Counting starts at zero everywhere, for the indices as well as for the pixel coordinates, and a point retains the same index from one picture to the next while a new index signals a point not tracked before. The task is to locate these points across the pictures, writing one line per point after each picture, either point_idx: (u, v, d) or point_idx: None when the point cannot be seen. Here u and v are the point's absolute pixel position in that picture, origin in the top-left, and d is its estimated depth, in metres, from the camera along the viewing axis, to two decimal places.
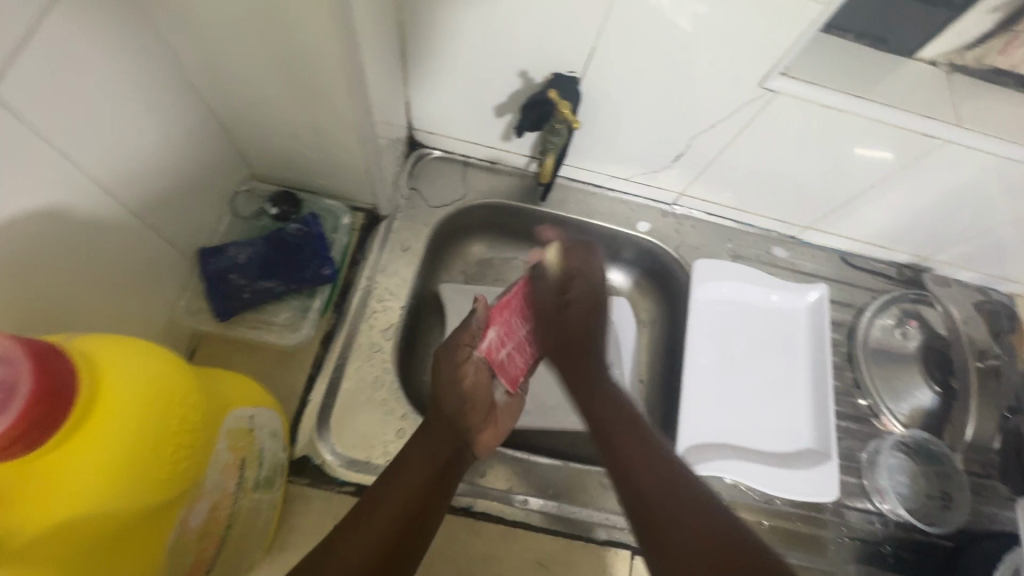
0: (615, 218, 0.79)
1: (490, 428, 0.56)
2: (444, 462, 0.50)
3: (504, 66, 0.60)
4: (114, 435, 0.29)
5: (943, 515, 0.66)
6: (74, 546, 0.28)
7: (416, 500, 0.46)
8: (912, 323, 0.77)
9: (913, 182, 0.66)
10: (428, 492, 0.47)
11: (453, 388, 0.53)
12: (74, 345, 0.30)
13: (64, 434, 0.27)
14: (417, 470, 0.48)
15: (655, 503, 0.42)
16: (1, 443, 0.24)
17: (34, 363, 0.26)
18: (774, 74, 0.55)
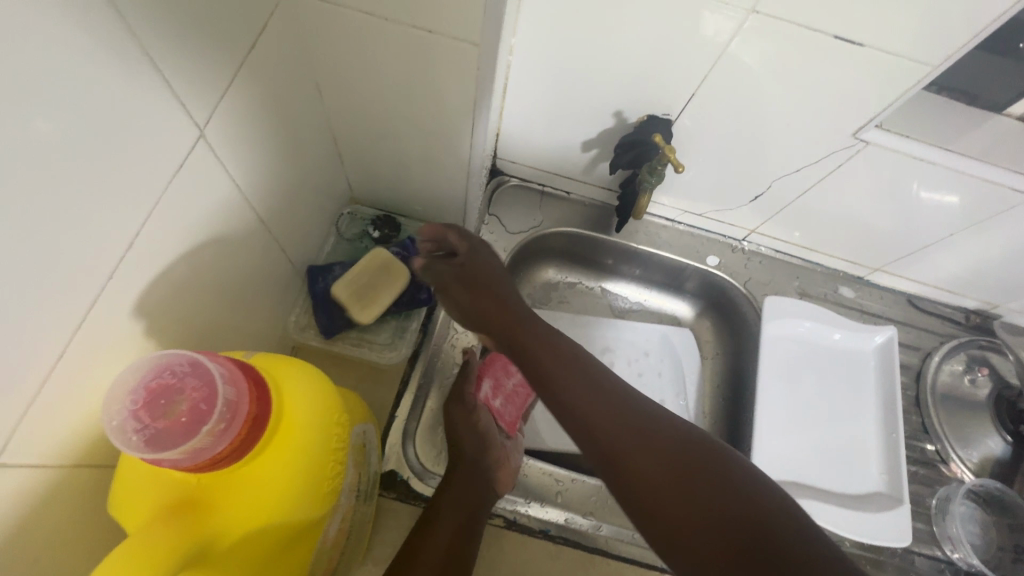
0: (685, 251, 0.81)
1: (507, 469, 0.59)
2: (473, 506, 0.53)
3: (599, 106, 0.63)
4: (296, 450, 0.32)
5: (1016, 567, 0.66)
6: (260, 552, 0.31)
7: (451, 547, 0.48)
8: (982, 369, 0.77)
9: (996, 232, 0.67)
10: (462, 536, 0.50)
11: (463, 434, 0.58)
12: (257, 366, 0.34)
13: (260, 448, 0.30)
14: (450, 510, 0.51)
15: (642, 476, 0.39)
16: (222, 456, 0.28)
17: (250, 385, 0.29)
18: (869, 126, 0.57)
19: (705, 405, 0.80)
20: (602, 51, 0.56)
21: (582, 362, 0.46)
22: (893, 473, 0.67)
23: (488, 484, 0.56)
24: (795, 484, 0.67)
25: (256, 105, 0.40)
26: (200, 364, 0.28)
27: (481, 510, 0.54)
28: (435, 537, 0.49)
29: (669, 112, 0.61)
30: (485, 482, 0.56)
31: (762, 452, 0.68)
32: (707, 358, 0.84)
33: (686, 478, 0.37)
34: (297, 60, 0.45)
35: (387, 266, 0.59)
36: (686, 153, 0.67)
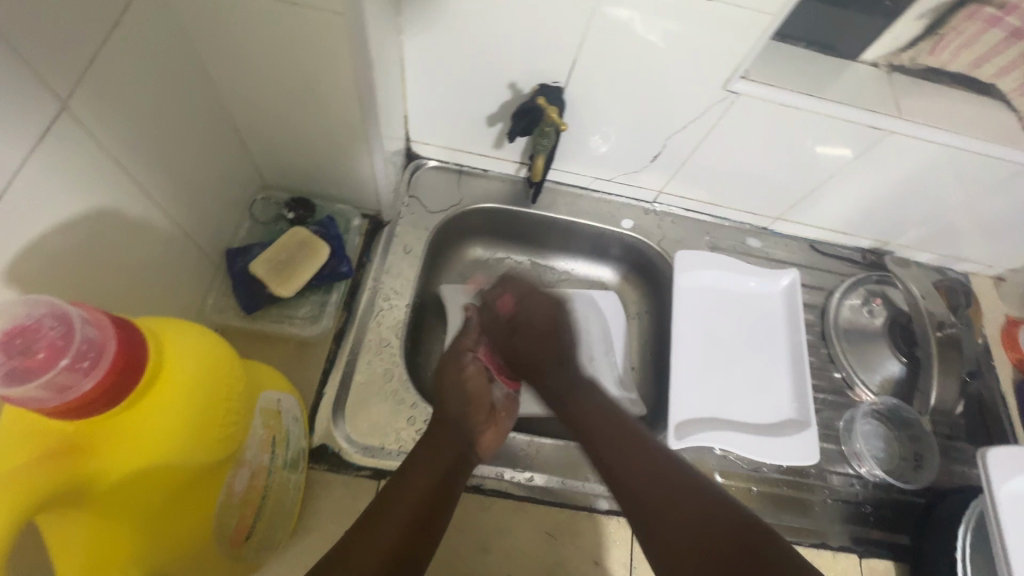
0: (601, 216, 0.85)
1: (493, 429, 0.61)
2: (450, 463, 0.54)
3: (495, 78, 0.66)
4: (179, 397, 0.34)
5: (914, 474, 0.72)
6: (145, 495, 0.32)
7: (425, 502, 0.49)
8: (877, 301, 0.83)
9: (869, 171, 0.73)
10: (440, 492, 0.51)
11: (450, 391, 0.61)
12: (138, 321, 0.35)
13: (139, 394, 0.32)
14: (418, 479, 0.51)
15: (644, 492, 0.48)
16: (91, 398, 0.29)
17: (117, 330, 0.31)
18: (736, 78, 0.62)
19: (634, 362, 0.84)
20: (485, 24, 0.59)
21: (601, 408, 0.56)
22: (802, 401, 0.73)
23: (469, 444, 0.57)
24: (714, 421, 0.72)
25: (131, 84, 0.42)
26: (60, 310, 0.29)
27: (460, 469, 0.54)
28: (396, 509, 0.48)
29: (559, 80, 0.65)
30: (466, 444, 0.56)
31: (681, 396, 0.73)
32: (634, 318, 0.88)
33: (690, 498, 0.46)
34: (176, 43, 0.46)
35: (308, 243, 0.60)
36: (586, 120, 0.71)
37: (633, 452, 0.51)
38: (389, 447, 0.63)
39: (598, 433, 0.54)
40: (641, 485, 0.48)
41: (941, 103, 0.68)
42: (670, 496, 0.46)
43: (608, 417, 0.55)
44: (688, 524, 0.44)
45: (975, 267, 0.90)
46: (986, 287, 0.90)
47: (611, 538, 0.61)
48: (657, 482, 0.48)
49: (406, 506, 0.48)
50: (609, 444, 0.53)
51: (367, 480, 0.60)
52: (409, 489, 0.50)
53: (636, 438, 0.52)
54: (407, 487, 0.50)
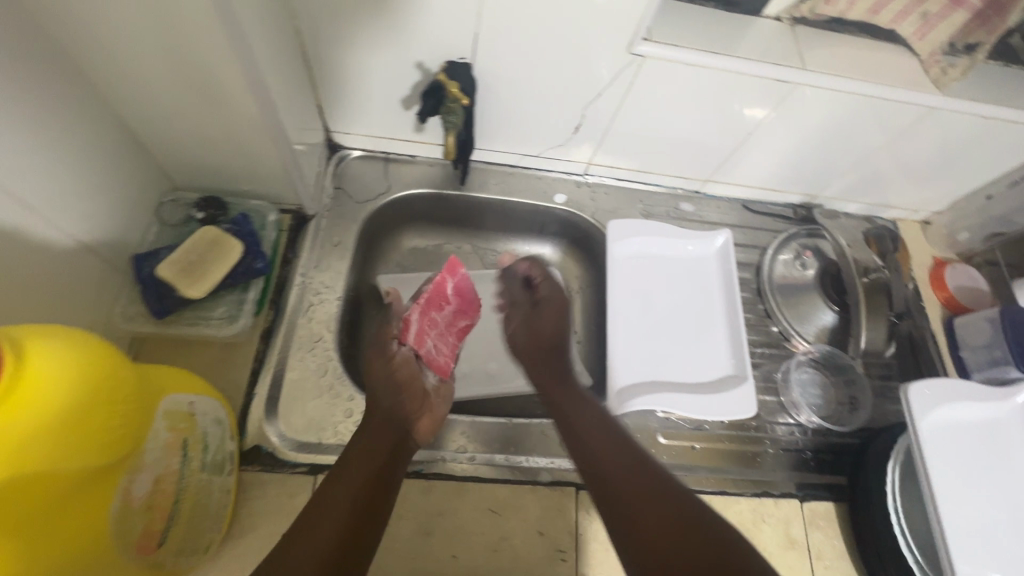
0: (533, 193, 0.85)
1: (427, 415, 0.61)
2: (387, 452, 0.53)
3: (400, 58, 0.65)
4: (47, 406, 0.32)
5: (850, 416, 0.74)
6: (18, 509, 0.32)
7: (366, 493, 0.49)
8: (808, 253, 0.86)
9: (784, 126, 0.74)
10: (376, 489, 0.49)
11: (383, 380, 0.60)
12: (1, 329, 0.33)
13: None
14: (361, 464, 0.50)
15: (607, 467, 0.52)
16: None
17: None
18: (638, 40, 0.61)
19: (580, 335, 0.85)
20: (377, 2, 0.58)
21: (597, 412, 0.59)
22: (739, 356, 0.74)
23: (405, 440, 0.56)
24: (654, 385, 0.73)
25: None
26: None
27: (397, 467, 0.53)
28: (341, 489, 0.48)
29: (465, 56, 0.64)
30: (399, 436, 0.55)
31: (619, 363, 0.73)
32: (577, 292, 0.89)
33: (644, 476, 0.50)
34: (37, 40, 0.44)
35: (219, 242, 0.59)
36: (500, 96, 0.70)
37: (615, 451, 0.53)
38: (326, 442, 0.62)
39: (586, 430, 0.57)
40: (607, 459, 0.53)
41: (845, 52, 0.69)
42: (640, 490, 0.49)
43: (595, 416, 0.58)
44: (652, 519, 0.46)
45: (902, 214, 0.92)
46: (913, 232, 0.93)
47: (555, 509, 0.62)
48: (626, 470, 0.51)
49: (347, 488, 0.48)
50: (593, 438, 0.55)
51: (303, 477, 0.59)
52: (343, 487, 0.48)
53: (600, 419, 0.58)
54: (346, 475, 0.49)
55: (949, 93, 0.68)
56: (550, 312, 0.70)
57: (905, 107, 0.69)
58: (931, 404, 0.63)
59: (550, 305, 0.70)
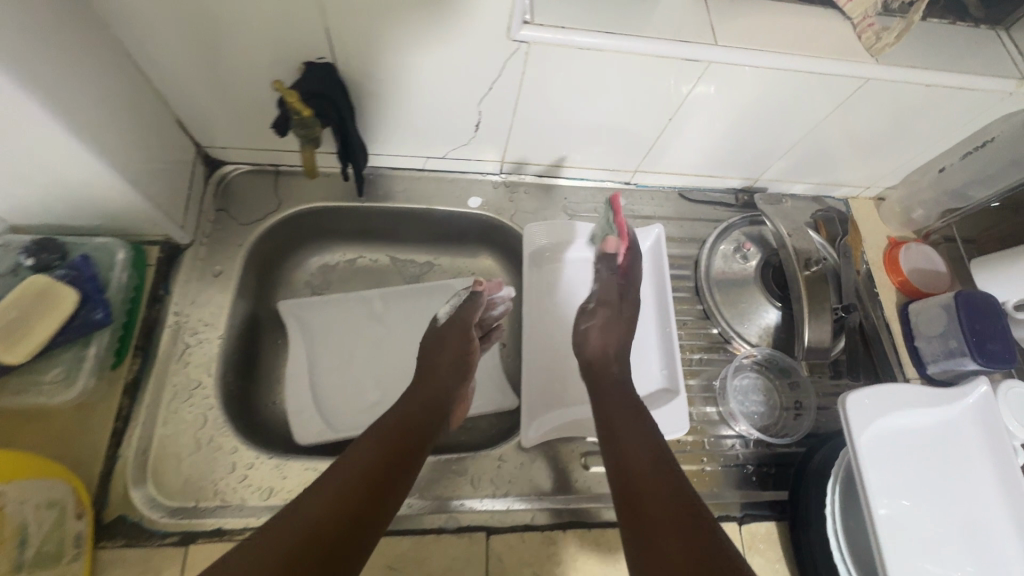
0: (445, 198, 0.77)
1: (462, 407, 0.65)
2: (414, 427, 0.55)
3: (252, 62, 0.56)
4: None
5: (795, 423, 0.69)
6: None
7: (385, 462, 0.50)
8: (749, 245, 0.79)
9: (705, 107, 0.66)
10: (394, 455, 0.51)
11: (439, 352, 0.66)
12: None
13: None
14: (388, 433, 0.53)
15: (640, 486, 0.48)
16: None
17: None
18: (517, 24, 0.53)
19: (507, 349, 0.79)
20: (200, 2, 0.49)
21: (643, 420, 0.55)
22: (671, 366, 0.68)
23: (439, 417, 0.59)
24: (568, 416, 0.68)
25: None
26: None
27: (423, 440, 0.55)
28: (358, 460, 0.49)
29: (324, 56, 0.56)
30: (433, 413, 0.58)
31: (535, 390, 0.69)
32: None
33: (670, 503, 0.45)
34: None
35: (47, 293, 0.52)
36: (381, 96, 0.62)
37: (647, 458, 0.50)
38: (205, 504, 0.56)
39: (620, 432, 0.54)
40: (646, 477, 0.48)
41: (766, 21, 0.60)
42: (662, 498, 0.46)
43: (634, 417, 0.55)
44: (664, 520, 0.44)
45: (853, 192, 0.85)
46: (866, 210, 0.86)
47: (464, 557, 0.56)
48: (659, 495, 0.46)
49: (369, 453, 0.50)
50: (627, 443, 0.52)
51: (172, 548, 0.53)
52: (359, 454, 0.50)
53: (647, 434, 0.53)
54: (359, 446, 0.51)
55: (884, 61, 0.60)
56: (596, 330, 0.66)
57: (836, 79, 0.61)
58: (874, 415, 0.56)
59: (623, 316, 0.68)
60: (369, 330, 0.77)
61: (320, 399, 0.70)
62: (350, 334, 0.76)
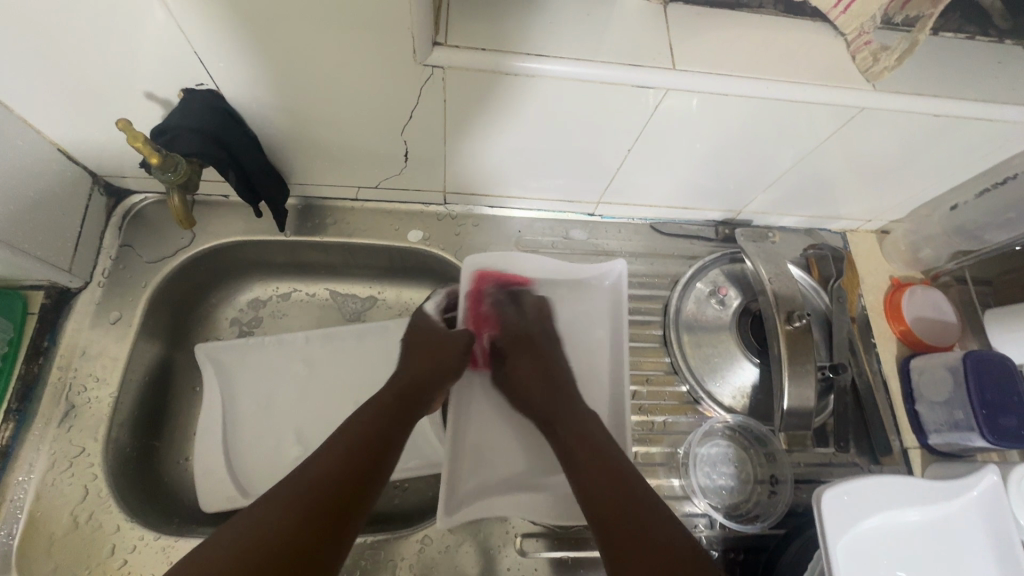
0: (382, 231, 0.68)
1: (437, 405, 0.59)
2: (392, 422, 0.51)
3: (123, 91, 0.48)
4: None
5: (770, 502, 0.59)
6: None
7: (355, 462, 0.46)
8: (726, 288, 0.69)
9: (670, 135, 0.56)
10: (365, 455, 0.47)
11: (431, 342, 0.59)
12: None
13: None
14: (362, 429, 0.49)
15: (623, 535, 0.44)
16: None
17: None
18: (425, 47, 0.44)
19: None
20: (34, 26, 0.40)
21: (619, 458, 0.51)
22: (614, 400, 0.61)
23: (417, 412, 0.54)
24: (501, 495, 0.56)
25: None
26: None
27: (396, 431, 0.51)
28: (327, 458, 0.46)
29: (205, 82, 0.48)
30: (413, 399, 0.54)
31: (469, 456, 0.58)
32: None
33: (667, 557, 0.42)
34: None
35: None
36: (288, 126, 0.53)
37: (625, 501, 0.46)
38: None
39: (576, 454, 0.51)
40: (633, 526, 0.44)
41: (738, 39, 0.50)
42: (655, 550, 0.43)
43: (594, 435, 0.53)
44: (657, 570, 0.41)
45: (852, 225, 0.75)
46: (867, 245, 0.75)
47: None
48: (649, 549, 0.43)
49: (339, 450, 0.47)
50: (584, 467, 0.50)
51: None
52: (328, 451, 0.47)
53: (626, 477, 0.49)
54: (336, 441, 0.48)
55: (882, 87, 0.50)
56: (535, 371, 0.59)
57: (822, 108, 0.51)
58: (853, 515, 0.47)
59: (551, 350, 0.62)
60: (297, 378, 0.69)
61: (234, 459, 0.63)
62: (275, 382, 0.68)
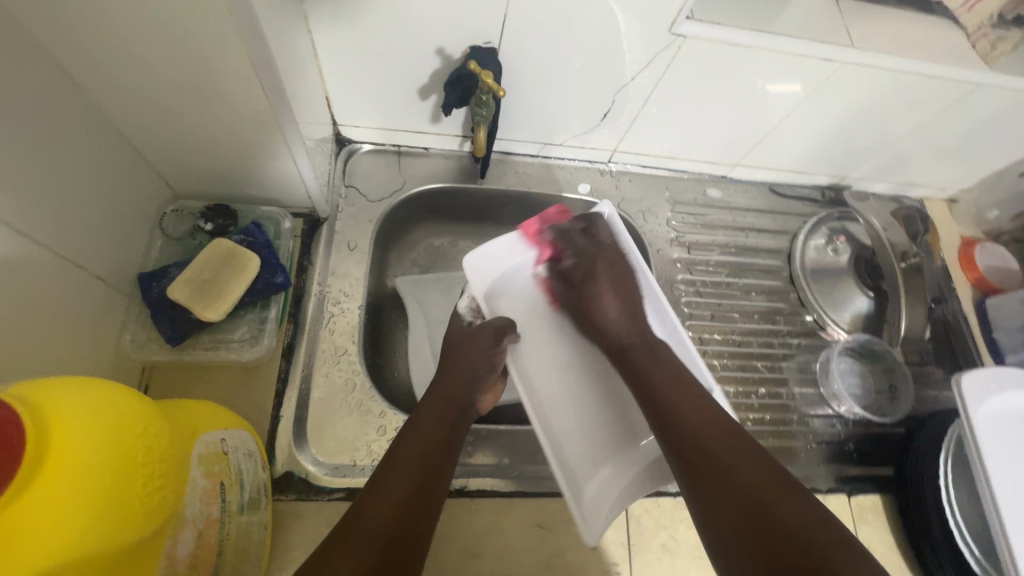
0: (558, 184, 0.80)
1: (492, 393, 0.62)
2: (452, 423, 0.54)
3: (419, 45, 0.59)
4: (86, 476, 0.29)
5: (891, 406, 0.74)
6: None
7: (427, 457, 0.50)
8: (840, 238, 0.84)
9: (824, 105, 0.69)
10: (438, 450, 0.51)
11: (457, 359, 0.59)
12: (23, 391, 0.30)
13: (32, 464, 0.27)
14: (424, 427, 0.52)
15: (692, 442, 0.47)
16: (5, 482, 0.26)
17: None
18: (681, 19, 0.56)
19: None
20: None
21: (681, 375, 0.53)
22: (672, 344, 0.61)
23: (465, 412, 0.56)
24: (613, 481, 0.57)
25: None
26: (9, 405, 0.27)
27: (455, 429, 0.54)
28: (399, 462, 0.49)
29: (491, 40, 0.59)
30: (457, 408, 0.56)
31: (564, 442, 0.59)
32: None
33: (745, 462, 0.44)
34: (19, 41, 0.39)
35: (232, 255, 0.56)
36: (526, 82, 0.65)
37: (694, 415, 0.49)
38: (361, 464, 0.58)
39: (653, 384, 0.53)
40: (684, 419, 0.49)
41: (889, 28, 0.65)
42: (730, 453, 0.45)
43: (672, 375, 0.53)
44: (738, 471, 0.44)
45: (930, 193, 0.90)
46: (939, 211, 0.91)
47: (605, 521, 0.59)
48: (724, 450, 0.45)
49: (412, 448, 0.50)
50: (675, 405, 0.50)
51: (341, 504, 0.55)
52: (401, 451, 0.50)
53: (688, 390, 0.51)
54: (402, 443, 0.51)
55: (997, 68, 0.65)
56: (608, 284, 0.62)
57: (950, 84, 0.66)
58: (988, 394, 0.61)
59: (605, 264, 0.63)
60: None
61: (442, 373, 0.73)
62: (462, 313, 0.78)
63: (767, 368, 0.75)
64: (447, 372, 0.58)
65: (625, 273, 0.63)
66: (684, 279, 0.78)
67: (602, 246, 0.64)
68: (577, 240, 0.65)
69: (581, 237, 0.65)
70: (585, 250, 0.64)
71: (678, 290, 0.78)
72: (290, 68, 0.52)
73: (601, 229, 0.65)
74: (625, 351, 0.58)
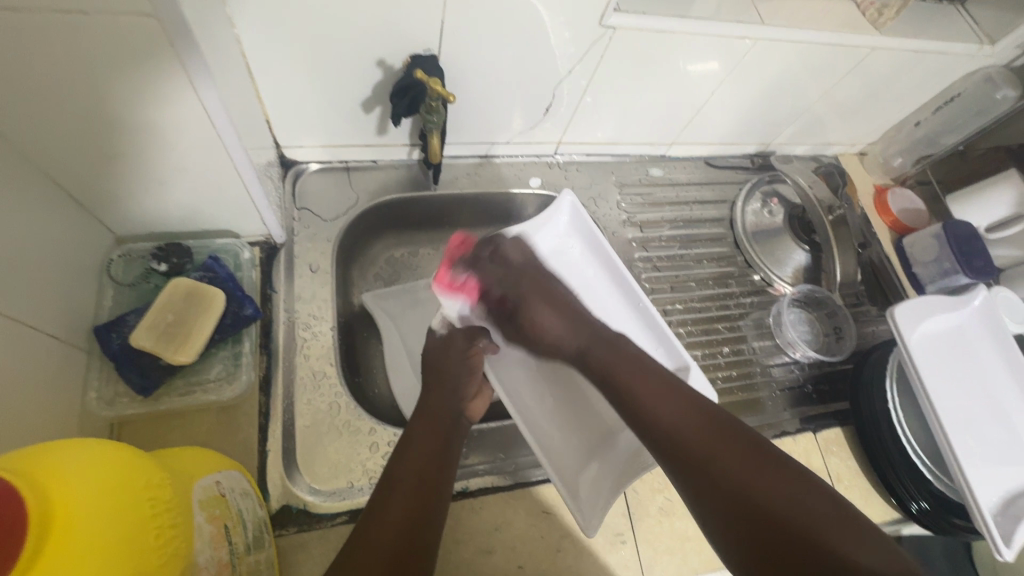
0: (509, 180, 0.81)
1: (482, 398, 0.62)
2: (447, 433, 0.55)
3: (360, 58, 0.59)
4: (99, 537, 0.28)
5: (837, 345, 0.81)
6: None
7: (427, 467, 0.51)
8: (774, 201, 0.91)
9: (744, 79, 0.75)
10: (435, 463, 0.51)
11: (441, 369, 0.60)
12: (14, 461, 0.28)
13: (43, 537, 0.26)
14: (422, 438, 0.53)
15: (675, 436, 0.49)
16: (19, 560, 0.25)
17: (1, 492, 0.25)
18: (610, 12, 0.59)
19: None
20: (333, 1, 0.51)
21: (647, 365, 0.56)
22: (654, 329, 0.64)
23: (458, 422, 0.57)
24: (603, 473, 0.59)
25: None
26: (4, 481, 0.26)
27: (453, 440, 0.55)
28: (399, 480, 0.49)
29: (431, 48, 0.60)
30: (448, 421, 0.56)
31: (553, 433, 0.61)
32: None
33: (726, 446, 0.47)
34: None
35: (196, 293, 0.54)
36: (468, 85, 0.66)
37: (671, 406, 0.51)
38: (358, 483, 0.57)
39: (625, 381, 0.55)
40: (662, 416, 0.51)
41: (791, 4, 0.71)
42: (711, 440, 0.48)
43: (636, 371, 0.55)
44: (723, 455, 0.47)
45: (842, 149, 0.99)
46: (853, 164, 1.00)
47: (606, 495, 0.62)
48: (709, 439, 0.48)
49: (408, 461, 0.51)
50: (643, 398, 0.52)
51: (345, 527, 0.55)
52: (398, 466, 0.50)
53: (657, 381, 0.54)
54: (400, 458, 0.51)
55: (885, 32, 0.73)
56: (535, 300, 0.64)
57: (850, 52, 0.73)
58: (918, 321, 0.68)
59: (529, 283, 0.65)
60: None
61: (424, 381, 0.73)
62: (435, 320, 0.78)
63: (727, 328, 0.81)
64: (433, 386, 0.59)
65: (547, 282, 0.65)
66: (641, 256, 0.82)
67: (521, 265, 0.65)
68: (493, 262, 0.66)
69: (493, 262, 0.65)
70: (505, 279, 0.65)
71: (637, 268, 0.81)
72: (230, 94, 0.50)
73: (510, 250, 0.66)
74: (586, 354, 0.60)
